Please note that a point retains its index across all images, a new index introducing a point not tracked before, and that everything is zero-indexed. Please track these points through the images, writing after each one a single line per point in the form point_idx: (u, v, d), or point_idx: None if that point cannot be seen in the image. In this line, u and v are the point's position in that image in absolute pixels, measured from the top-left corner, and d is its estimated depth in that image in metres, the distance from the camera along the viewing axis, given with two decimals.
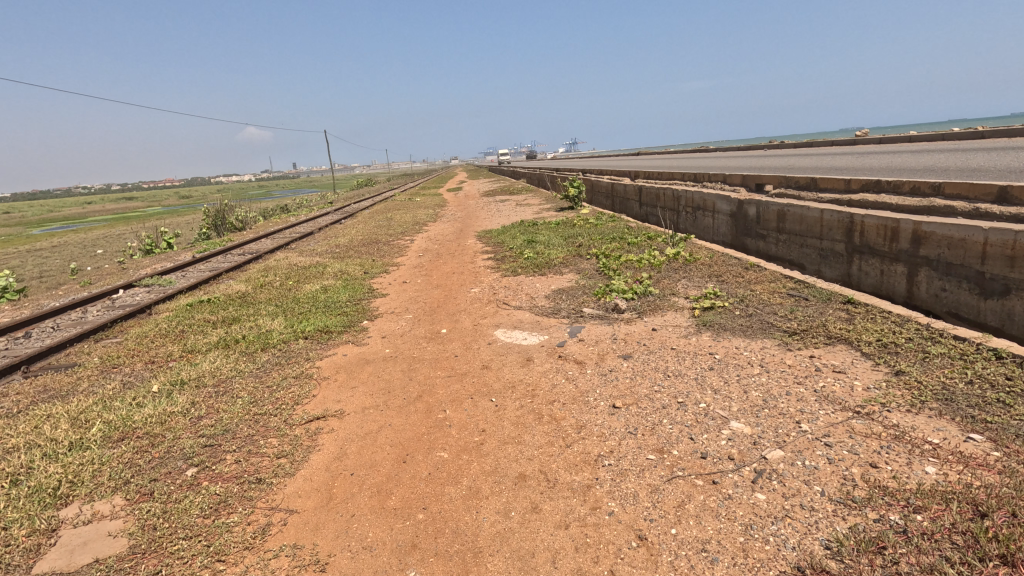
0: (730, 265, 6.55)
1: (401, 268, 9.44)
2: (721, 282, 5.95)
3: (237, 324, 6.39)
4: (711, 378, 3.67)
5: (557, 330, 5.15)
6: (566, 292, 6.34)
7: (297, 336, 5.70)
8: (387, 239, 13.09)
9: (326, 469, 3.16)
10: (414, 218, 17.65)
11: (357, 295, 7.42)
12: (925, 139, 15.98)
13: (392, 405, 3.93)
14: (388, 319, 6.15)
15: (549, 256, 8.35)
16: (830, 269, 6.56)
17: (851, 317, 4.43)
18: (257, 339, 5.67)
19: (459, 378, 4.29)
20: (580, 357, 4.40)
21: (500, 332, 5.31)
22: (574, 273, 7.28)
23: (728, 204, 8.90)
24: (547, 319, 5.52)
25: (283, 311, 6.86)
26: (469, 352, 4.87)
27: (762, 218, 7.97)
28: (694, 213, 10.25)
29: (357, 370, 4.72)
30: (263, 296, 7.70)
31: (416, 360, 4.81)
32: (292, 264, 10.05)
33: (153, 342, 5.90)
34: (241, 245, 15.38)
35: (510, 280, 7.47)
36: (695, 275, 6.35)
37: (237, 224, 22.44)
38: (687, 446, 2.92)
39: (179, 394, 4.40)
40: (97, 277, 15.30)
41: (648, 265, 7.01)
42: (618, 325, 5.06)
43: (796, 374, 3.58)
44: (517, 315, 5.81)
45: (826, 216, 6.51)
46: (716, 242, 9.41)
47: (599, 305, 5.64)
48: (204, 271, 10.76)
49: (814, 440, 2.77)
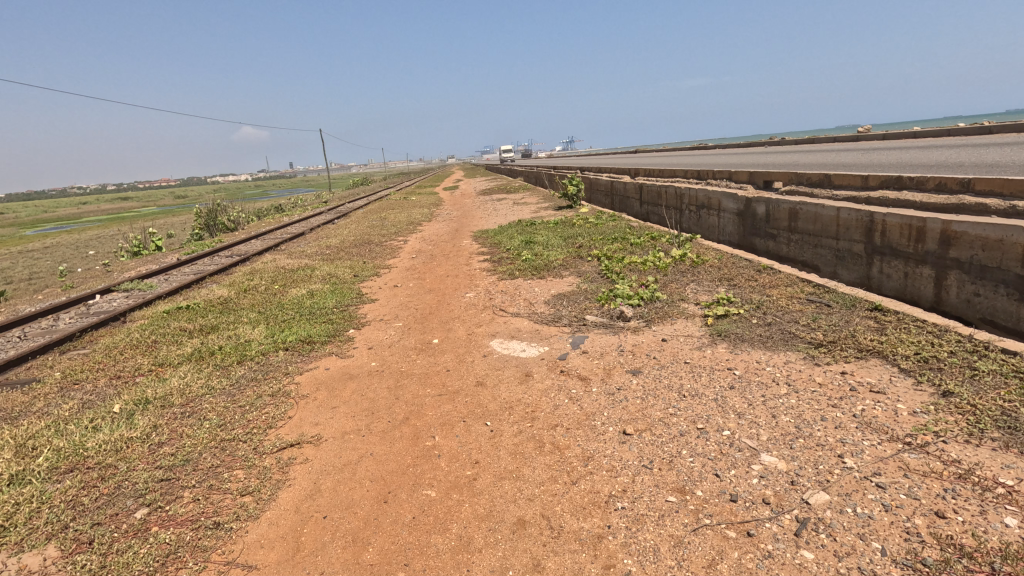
0: (742, 268, 6.14)
1: (393, 270, 9.02)
2: (733, 287, 5.55)
3: (215, 333, 5.97)
4: (733, 400, 3.26)
5: (558, 340, 4.75)
6: (567, 298, 5.93)
7: (277, 347, 5.27)
8: (380, 240, 12.65)
9: (296, 511, 2.75)
10: (409, 217, 17.19)
11: (344, 301, 7.00)
12: (931, 134, 15.62)
13: (374, 430, 3.51)
14: (376, 328, 5.73)
15: (548, 258, 7.95)
16: (847, 271, 6.16)
17: (882, 327, 4.02)
18: (234, 351, 5.25)
19: (450, 397, 3.88)
20: (584, 373, 3.99)
21: (496, 343, 4.90)
22: (574, 277, 6.88)
23: (735, 203, 8.50)
24: (547, 328, 5.11)
25: (265, 318, 6.43)
26: (462, 366, 4.46)
27: (772, 217, 7.57)
28: (698, 211, 9.84)
29: (339, 387, 4.30)
30: (246, 302, 7.27)
31: (404, 376, 4.39)
32: (279, 267, 9.60)
33: (122, 354, 5.48)
34: (230, 246, 14.89)
35: (507, 284, 7.06)
36: (704, 278, 5.95)
37: (229, 224, 21.98)
38: (712, 485, 2.52)
39: (140, 416, 3.97)
40: (81, 280, 14.78)
41: (653, 268, 6.60)
42: (624, 335, 4.65)
43: (829, 395, 3.18)
44: (515, 323, 5.41)
45: (843, 215, 6.11)
46: (723, 242, 9.02)
47: (603, 312, 5.23)
48: (189, 274, 10.30)
49: (863, 479, 2.36)
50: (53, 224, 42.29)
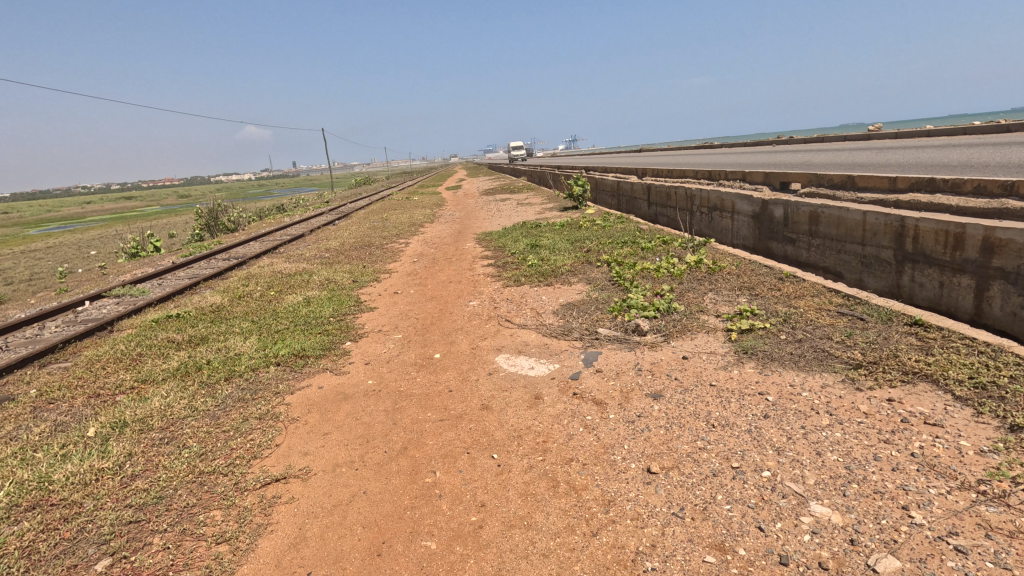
0: (763, 276, 5.79)
1: (393, 276, 8.67)
2: (754, 297, 5.19)
3: (204, 345, 5.63)
4: (769, 432, 2.91)
5: (569, 356, 4.40)
6: (577, 308, 5.59)
7: (268, 361, 4.94)
8: (381, 242, 12.32)
9: (277, 564, 2.41)
10: (411, 218, 16.86)
11: (342, 309, 6.67)
12: (948, 133, 15.18)
13: (368, 463, 3.17)
14: (374, 340, 5.39)
15: (555, 263, 7.60)
16: (874, 279, 5.80)
17: (926, 345, 3.66)
18: (222, 366, 4.92)
19: (453, 423, 3.53)
20: (599, 396, 3.65)
21: (502, 359, 4.55)
22: (583, 284, 6.53)
23: (751, 205, 8.12)
24: (556, 342, 4.77)
25: (258, 328, 6.10)
26: (466, 385, 4.12)
27: (790, 220, 7.21)
28: (711, 213, 9.47)
29: (332, 409, 3.96)
30: (239, 310, 6.94)
31: (402, 397, 4.04)
32: (276, 271, 9.28)
33: (104, 369, 5.16)
34: (229, 248, 14.60)
35: (513, 291, 6.72)
36: (723, 287, 5.60)
37: (230, 224, 21.71)
38: (757, 542, 2.17)
39: (115, 443, 3.64)
40: (76, 282, 14.48)
41: (667, 275, 6.25)
42: (641, 351, 4.30)
43: (878, 427, 2.83)
44: (522, 336, 5.06)
45: (870, 219, 5.75)
46: (737, 245, 8.65)
47: (617, 325, 4.88)
48: (183, 278, 9.99)
49: (936, 540, 2.01)
50: (55, 223, 42.12)
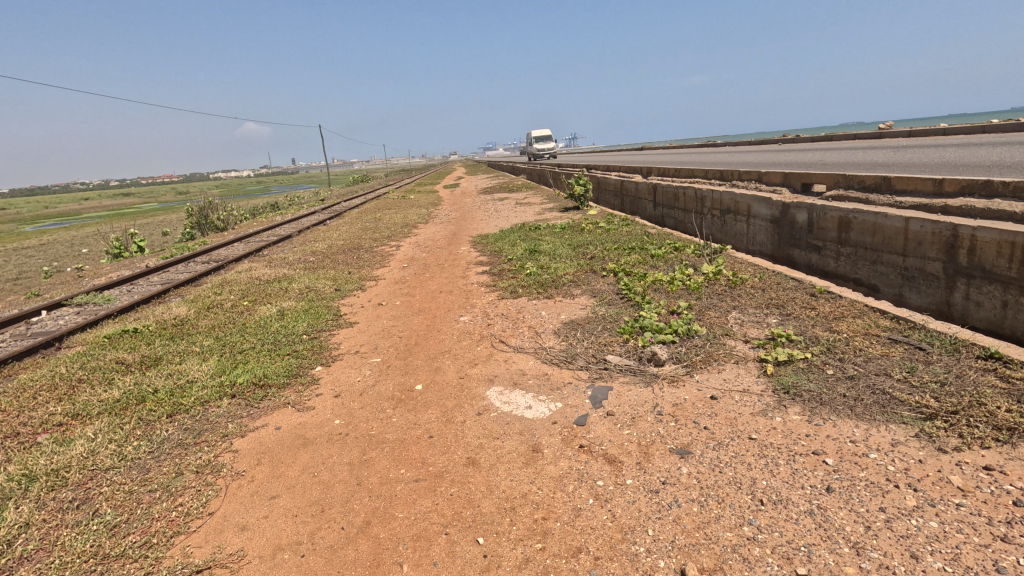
0: (792, 291, 5.10)
1: (380, 284, 7.98)
2: (786, 318, 4.50)
3: (156, 369, 4.93)
4: (838, 517, 2.22)
5: (573, 392, 3.71)
6: (581, 327, 4.90)
7: (223, 391, 4.25)
8: (371, 244, 11.62)
9: None
10: (405, 218, 16.17)
11: (318, 324, 5.97)
12: (967, 130, 14.52)
13: (319, 548, 2.48)
14: (349, 365, 4.70)
15: (555, 272, 6.91)
16: (918, 294, 5.14)
17: (1014, 388, 2.98)
18: (168, 397, 4.21)
19: (431, 486, 2.84)
20: (612, 452, 2.96)
21: (494, 392, 3.86)
22: (588, 298, 5.82)
23: (770, 208, 7.43)
24: (558, 372, 4.07)
25: (221, 348, 5.40)
26: (449, 430, 3.42)
27: (815, 226, 6.54)
28: (724, 217, 8.77)
29: (287, 460, 3.27)
30: (203, 325, 6.22)
31: (372, 445, 3.34)
32: (254, 278, 8.55)
33: (34, 398, 4.44)
34: (212, 249, 13.87)
35: (509, 305, 6.02)
36: (748, 305, 4.90)
37: (219, 223, 20.94)
38: None
39: (11, 507, 2.92)
40: (52, 285, 13.73)
41: (682, 288, 5.56)
42: (660, 388, 3.60)
43: (985, 514, 2.14)
44: (518, 363, 4.36)
45: (913, 226, 5.08)
46: (753, 252, 7.97)
47: (629, 352, 4.18)
48: (155, 284, 9.27)
49: None
50: (45, 219, 41.33)
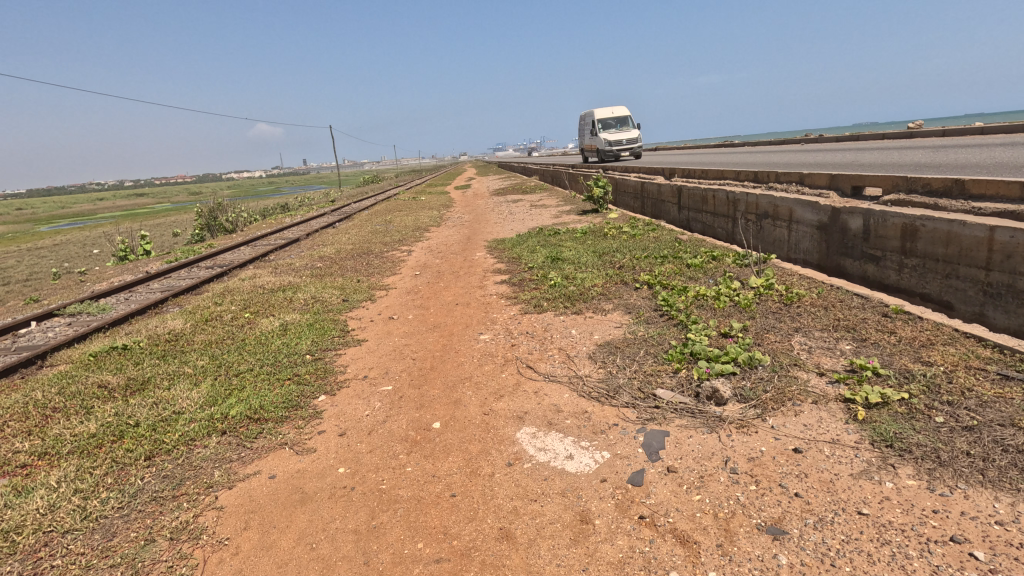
0: (860, 310, 4.47)
1: (392, 293, 7.45)
2: (862, 345, 3.88)
3: (142, 395, 4.40)
4: None
5: (622, 438, 3.11)
6: (620, 351, 4.29)
7: (212, 427, 3.70)
8: (381, 249, 11.10)
9: None
10: (416, 221, 15.65)
11: (323, 341, 5.42)
12: (1009, 129, 13.72)
13: None
14: (356, 393, 4.14)
15: (583, 283, 6.31)
16: (1005, 313, 4.50)
17: None
18: (150, 433, 3.67)
19: (456, 572, 2.26)
20: (683, 527, 2.36)
21: (526, 435, 3.28)
22: (623, 315, 5.22)
23: (817, 214, 6.77)
24: (600, 410, 3.48)
25: (215, 369, 4.86)
26: (477, 488, 2.83)
27: (872, 234, 5.89)
28: (761, 222, 8.11)
29: (281, 523, 2.71)
30: (199, 341, 5.69)
31: (384, 505, 2.77)
32: (257, 286, 8.05)
33: (1, 431, 3.91)
34: (218, 252, 13.42)
35: (533, 322, 5.43)
36: (812, 328, 4.28)
37: (228, 225, 20.49)
38: None
39: None
40: (55, 290, 13.34)
41: (730, 305, 4.94)
42: (728, 436, 2.99)
43: None
44: (551, 395, 3.77)
45: (999, 236, 4.44)
46: (796, 260, 7.32)
47: (683, 387, 3.58)
48: (155, 292, 8.78)
49: None
50: (60, 218, 41.49)
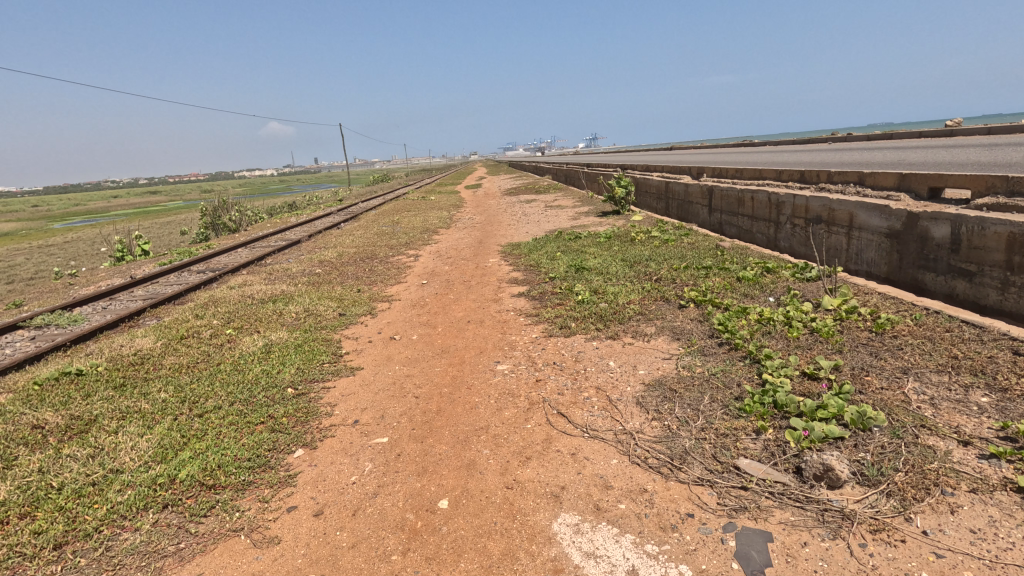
0: (980, 346, 3.51)
1: (394, 306, 6.59)
2: (1004, 399, 2.93)
3: (79, 442, 3.53)
4: None
5: (705, 543, 2.20)
6: (677, 397, 3.37)
7: (149, 499, 2.81)
8: (386, 253, 10.25)
9: None
10: (425, 222, 14.80)
11: (309, 370, 4.54)
12: None
13: None
14: (341, 449, 3.26)
15: (616, 301, 5.38)
16: None
17: None
18: (68, 508, 2.78)
19: None
20: None
21: (565, 530, 2.37)
22: (670, 342, 4.30)
23: (891, 219, 5.76)
24: (665, 488, 2.56)
25: (175, 406, 3.98)
26: None
27: (965, 244, 4.92)
28: (815, 228, 7.09)
29: None
30: (168, 365, 4.84)
31: None
32: (246, 296, 7.20)
33: None
34: (216, 253, 12.65)
35: (561, 348, 4.52)
36: (926, 371, 3.31)
37: (231, 224, 19.70)
38: None
39: None
40: (44, 293, 12.57)
41: (806, 335, 3.99)
42: (864, 548, 2.07)
43: None
44: (595, 460, 2.86)
45: None
46: (858, 272, 6.33)
47: (776, 457, 2.65)
48: (137, 300, 7.96)
49: None
50: (66, 214, 41.05)
